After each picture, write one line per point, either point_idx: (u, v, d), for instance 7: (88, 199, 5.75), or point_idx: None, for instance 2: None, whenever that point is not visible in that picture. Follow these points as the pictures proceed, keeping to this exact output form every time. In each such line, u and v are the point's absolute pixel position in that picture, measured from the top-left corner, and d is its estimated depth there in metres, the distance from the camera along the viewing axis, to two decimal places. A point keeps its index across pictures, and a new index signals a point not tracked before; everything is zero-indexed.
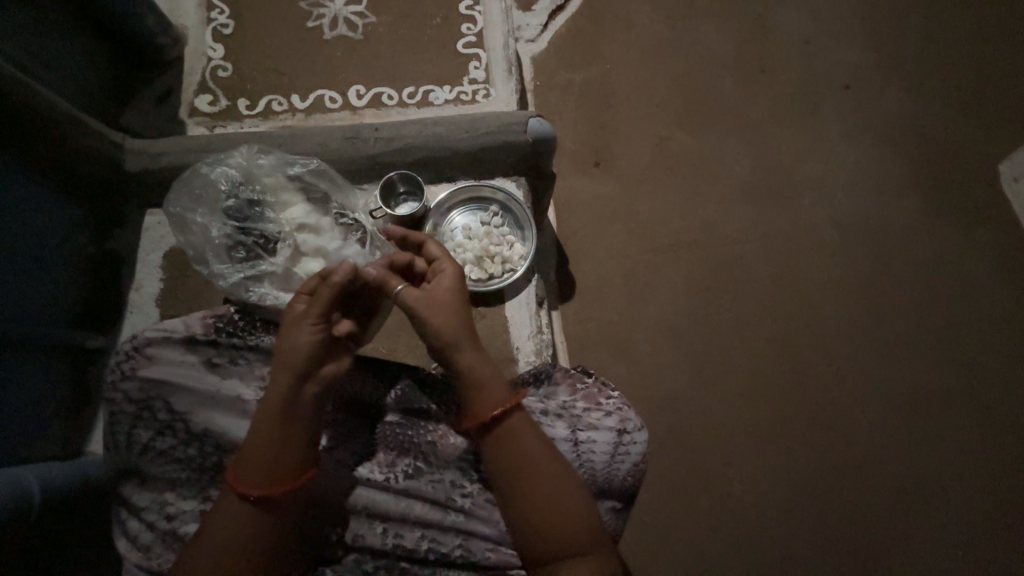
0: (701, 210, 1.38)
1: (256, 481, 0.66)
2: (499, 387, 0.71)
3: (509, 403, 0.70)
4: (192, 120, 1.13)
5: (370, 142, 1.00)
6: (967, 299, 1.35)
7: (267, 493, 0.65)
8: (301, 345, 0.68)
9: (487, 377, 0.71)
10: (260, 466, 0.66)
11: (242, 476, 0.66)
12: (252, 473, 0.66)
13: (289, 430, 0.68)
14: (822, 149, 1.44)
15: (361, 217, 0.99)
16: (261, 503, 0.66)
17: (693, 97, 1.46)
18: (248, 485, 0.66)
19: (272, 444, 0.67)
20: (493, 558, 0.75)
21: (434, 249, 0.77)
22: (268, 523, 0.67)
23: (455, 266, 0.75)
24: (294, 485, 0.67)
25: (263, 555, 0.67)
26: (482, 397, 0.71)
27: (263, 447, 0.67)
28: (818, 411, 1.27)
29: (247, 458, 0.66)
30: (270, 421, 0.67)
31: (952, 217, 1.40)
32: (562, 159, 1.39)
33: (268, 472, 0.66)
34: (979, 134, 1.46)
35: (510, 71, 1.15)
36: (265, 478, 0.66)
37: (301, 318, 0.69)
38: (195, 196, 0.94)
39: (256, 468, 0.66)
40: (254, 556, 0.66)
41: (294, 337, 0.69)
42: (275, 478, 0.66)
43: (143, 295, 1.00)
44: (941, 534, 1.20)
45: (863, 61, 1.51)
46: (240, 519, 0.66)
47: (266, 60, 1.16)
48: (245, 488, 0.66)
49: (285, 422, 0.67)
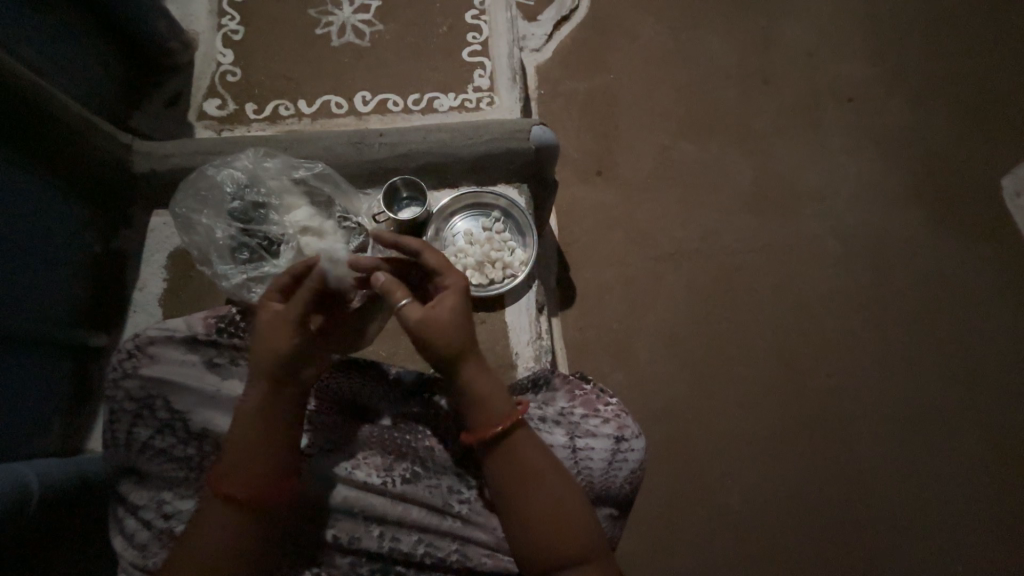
0: (702, 220, 1.38)
1: (243, 485, 0.67)
2: (495, 403, 0.70)
3: (497, 427, 0.69)
4: (200, 123, 1.14)
5: (375, 147, 1.01)
6: (969, 312, 1.34)
7: (256, 498, 0.67)
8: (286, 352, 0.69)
9: (484, 392, 0.70)
10: (250, 471, 0.67)
11: (229, 479, 0.67)
12: (240, 477, 0.67)
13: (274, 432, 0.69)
14: (823, 161, 1.45)
15: (363, 221, 1.01)
16: (243, 504, 0.67)
17: (696, 108, 1.47)
18: (234, 490, 0.66)
19: (261, 449, 0.68)
20: (489, 565, 0.75)
21: (432, 261, 0.74)
22: (257, 526, 0.68)
23: (457, 281, 0.72)
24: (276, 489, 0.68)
25: (252, 556, 0.68)
26: (478, 411, 0.70)
27: (251, 449, 0.68)
28: (819, 422, 1.26)
29: (237, 460, 0.67)
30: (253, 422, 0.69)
31: (954, 229, 1.40)
32: (564, 166, 1.40)
33: (259, 477, 0.67)
34: (981, 148, 1.46)
35: (514, 79, 1.16)
36: (254, 483, 0.67)
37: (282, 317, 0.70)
38: (202, 197, 0.95)
39: (246, 474, 0.67)
40: (244, 558, 0.67)
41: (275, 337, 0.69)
42: (259, 483, 0.67)
43: (147, 294, 1.01)
44: (943, 549, 1.19)
45: (865, 74, 1.52)
46: (230, 521, 0.66)
47: (275, 65, 1.18)
48: (227, 492, 0.67)
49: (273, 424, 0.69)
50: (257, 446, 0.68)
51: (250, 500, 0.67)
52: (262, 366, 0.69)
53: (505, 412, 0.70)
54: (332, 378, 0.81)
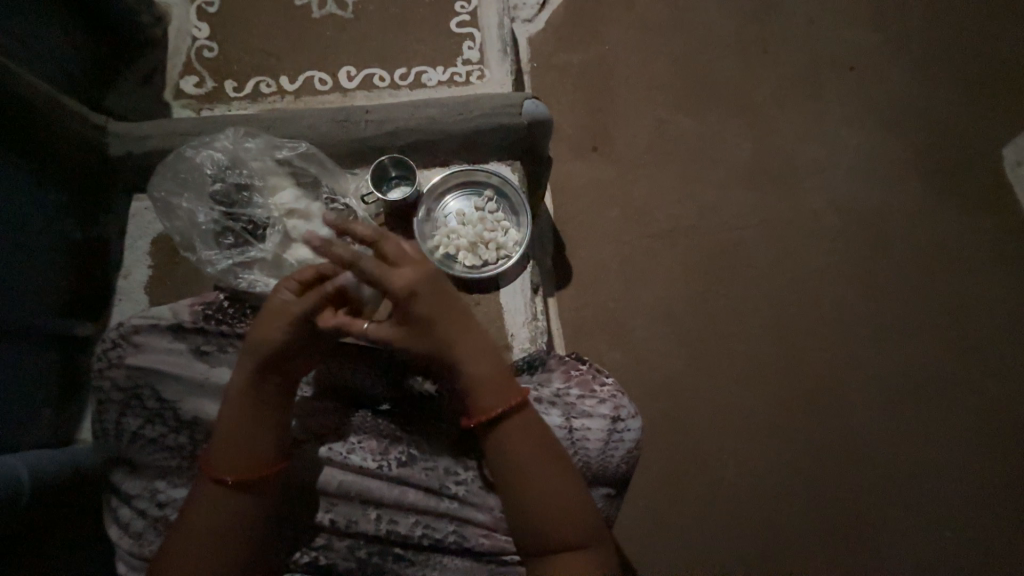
0: (699, 196, 1.36)
1: (231, 467, 0.66)
2: (502, 388, 0.70)
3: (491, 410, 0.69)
4: (178, 102, 1.09)
5: (361, 125, 0.98)
6: (967, 284, 1.34)
7: (245, 480, 0.66)
8: (270, 338, 0.67)
9: (490, 380, 0.70)
10: (237, 452, 0.66)
11: (218, 462, 0.66)
12: (229, 461, 0.66)
13: (257, 416, 0.68)
14: (824, 133, 1.41)
15: (352, 202, 0.98)
16: (238, 487, 0.66)
17: (693, 80, 1.42)
18: (223, 474, 0.66)
19: (244, 431, 0.67)
20: (487, 544, 0.75)
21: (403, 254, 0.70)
22: (248, 510, 0.67)
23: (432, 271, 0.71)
24: (269, 473, 0.67)
25: (249, 541, 0.67)
26: (485, 393, 0.69)
27: (235, 432, 0.67)
28: (815, 397, 1.26)
29: (224, 442, 0.67)
30: (238, 408, 0.67)
31: (954, 201, 1.38)
32: (559, 143, 1.36)
33: (244, 459, 0.66)
34: (984, 116, 1.43)
35: (505, 51, 1.12)
36: (240, 466, 0.66)
37: (282, 311, 0.68)
38: (181, 179, 0.92)
39: (233, 459, 0.66)
40: (239, 541, 0.66)
41: (271, 331, 0.67)
42: (246, 465, 0.66)
43: (132, 282, 0.99)
44: (934, 517, 1.21)
45: (867, 41, 1.47)
46: (221, 504, 0.66)
47: (253, 40, 1.13)
48: (215, 475, 0.66)
49: (257, 407, 0.68)
50: (241, 428, 0.67)
51: (239, 482, 0.66)
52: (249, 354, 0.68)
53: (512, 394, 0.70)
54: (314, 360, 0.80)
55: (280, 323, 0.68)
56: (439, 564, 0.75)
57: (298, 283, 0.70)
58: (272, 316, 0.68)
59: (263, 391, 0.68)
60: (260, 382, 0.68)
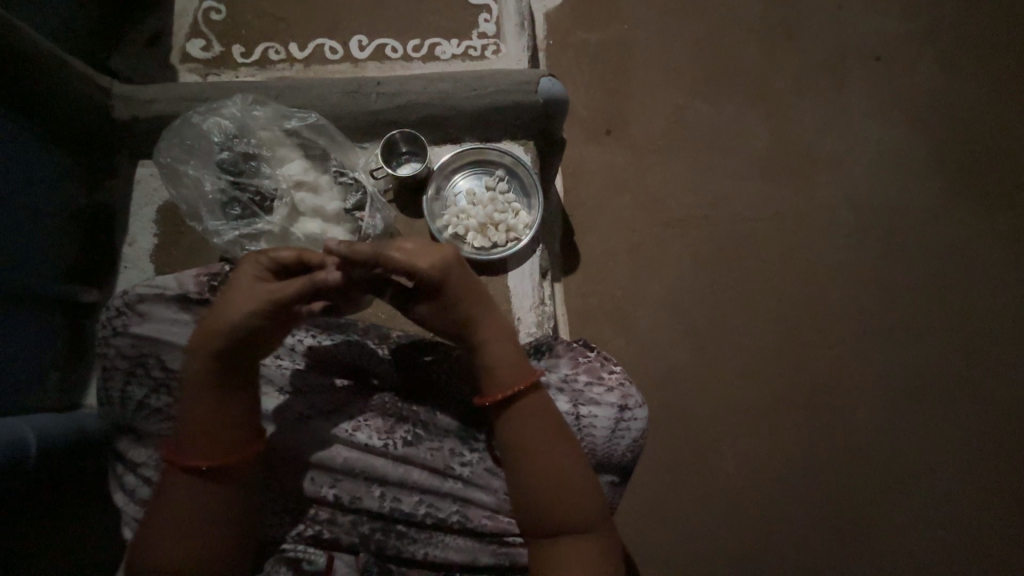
0: (714, 185, 1.33)
1: (203, 452, 0.64)
2: (511, 369, 0.69)
3: (502, 392, 0.68)
4: (184, 67, 1.06)
5: (372, 97, 0.95)
6: (980, 285, 1.32)
7: (216, 464, 0.64)
8: (248, 309, 0.63)
9: (497, 359, 0.69)
10: (206, 436, 0.64)
11: (189, 450, 0.64)
12: (199, 444, 0.64)
13: (228, 397, 0.65)
14: (844, 125, 1.38)
15: (361, 176, 0.95)
16: (208, 474, 0.64)
17: (714, 65, 1.38)
18: (195, 459, 0.64)
19: (214, 412, 0.65)
20: (489, 526, 0.75)
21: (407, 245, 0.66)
22: (225, 496, 0.65)
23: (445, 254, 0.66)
24: (234, 459, 0.65)
25: (234, 521, 0.66)
26: (499, 372, 0.69)
27: (207, 416, 0.64)
28: (818, 393, 1.26)
29: (194, 427, 0.64)
30: (205, 397, 0.64)
31: (973, 200, 1.35)
32: (572, 125, 1.33)
33: (220, 443, 0.64)
34: (1011, 112, 1.39)
35: (521, 25, 1.08)
36: (216, 451, 0.64)
37: (257, 290, 0.64)
38: (187, 146, 0.90)
39: (204, 443, 0.64)
40: (227, 523, 0.65)
41: (238, 304, 0.63)
42: (220, 450, 0.64)
43: (137, 250, 0.97)
44: (929, 515, 1.22)
45: (896, 30, 1.42)
46: (197, 490, 0.64)
47: (263, 4, 1.09)
48: (189, 464, 0.64)
49: (224, 387, 0.65)
50: (216, 411, 0.65)
51: (215, 465, 0.64)
52: (231, 327, 0.63)
53: (517, 380, 0.69)
54: (313, 337, 0.81)
55: (251, 306, 0.63)
56: (441, 543, 0.75)
57: (280, 262, 0.66)
58: (243, 296, 0.64)
59: (235, 372, 0.65)
60: (232, 362, 0.65)
